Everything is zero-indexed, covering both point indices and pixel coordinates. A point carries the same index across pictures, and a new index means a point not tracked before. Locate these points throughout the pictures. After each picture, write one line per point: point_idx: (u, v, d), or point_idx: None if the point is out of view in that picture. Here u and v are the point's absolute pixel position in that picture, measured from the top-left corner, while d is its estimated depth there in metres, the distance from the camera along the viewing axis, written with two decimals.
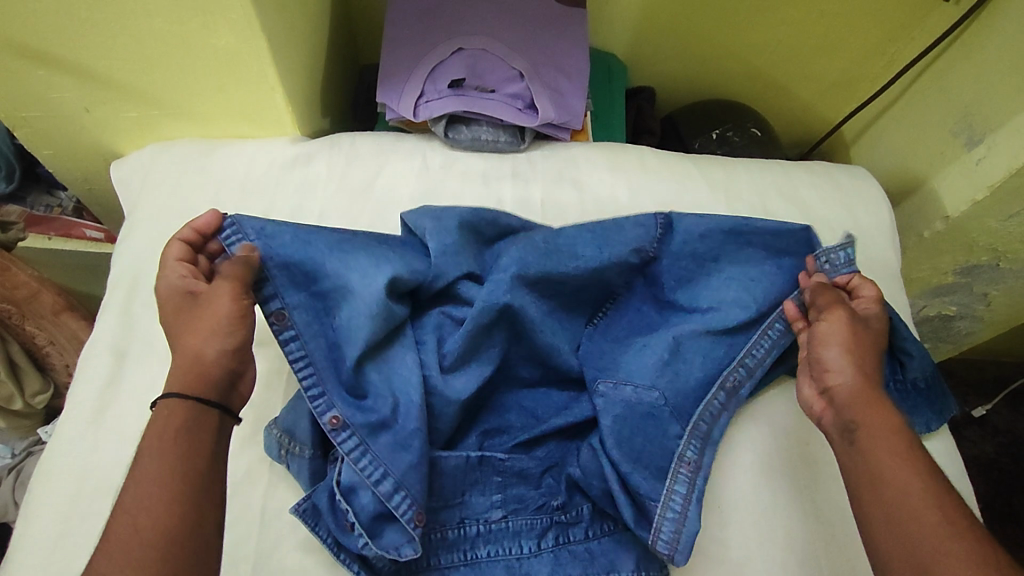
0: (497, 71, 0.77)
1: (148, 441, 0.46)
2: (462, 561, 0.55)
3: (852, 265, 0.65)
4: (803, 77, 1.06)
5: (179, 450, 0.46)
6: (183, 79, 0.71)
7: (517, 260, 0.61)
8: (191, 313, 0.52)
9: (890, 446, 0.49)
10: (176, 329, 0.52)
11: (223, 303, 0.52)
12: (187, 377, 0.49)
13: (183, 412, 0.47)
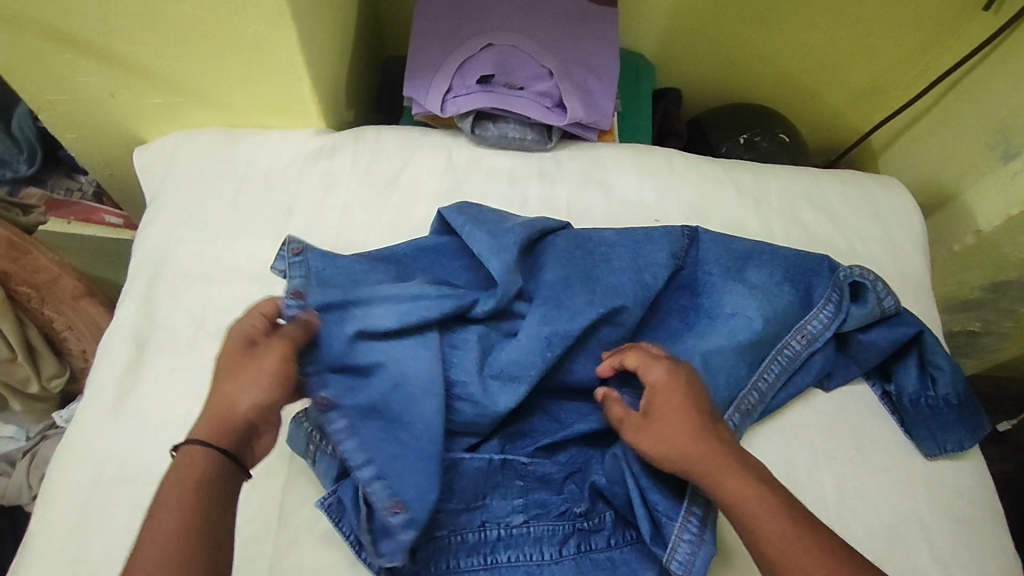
0: (527, 68, 0.75)
1: (166, 489, 0.45)
2: (483, 565, 0.55)
3: (891, 294, 0.65)
4: (834, 83, 1.05)
5: (196, 498, 0.44)
6: (210, 67, 0.71)
7: (563, 276, 0.61)
8: (244, 357, 0.51)
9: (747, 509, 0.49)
10: (222, 370, 0.51)
11: (273, 361, 0.51)
12: (215, 425, 0.48)
13: (203, 461, 0.46)
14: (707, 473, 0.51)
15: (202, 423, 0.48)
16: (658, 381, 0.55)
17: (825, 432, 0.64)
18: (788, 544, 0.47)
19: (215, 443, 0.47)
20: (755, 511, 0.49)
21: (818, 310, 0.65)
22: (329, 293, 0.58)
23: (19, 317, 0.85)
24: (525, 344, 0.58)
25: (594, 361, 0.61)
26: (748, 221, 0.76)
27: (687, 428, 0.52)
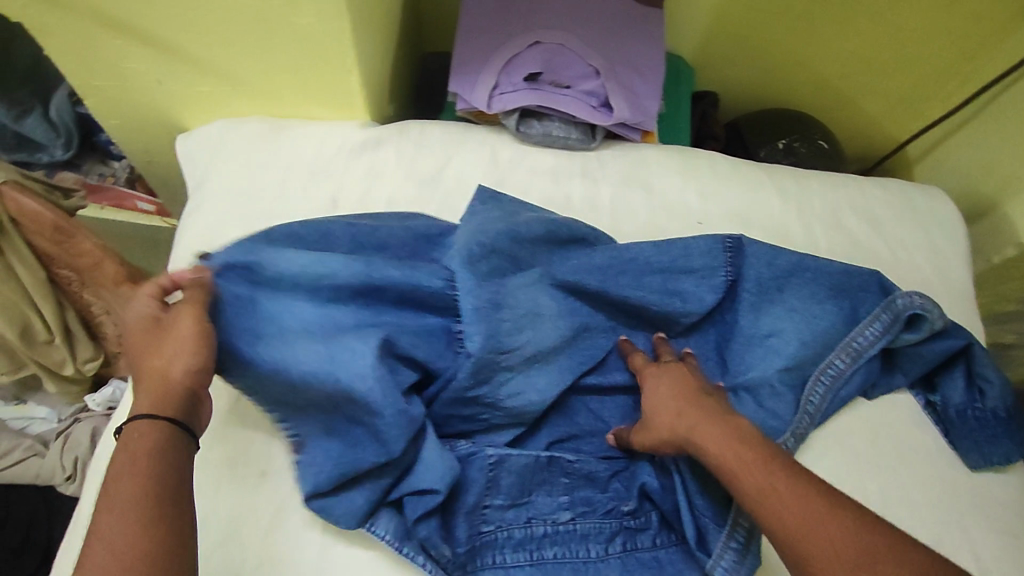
0: (573, 67, 0.75)
1: (118, 468, 0.45)
2: (528, 561, 0.56)
3: (928, 308, 0.63)
4: (873, 91, 1.04)
5: (151, 470, 0.45)
6: (260, 57, 0.71)
7: (584, 274, 0.64)
8: (154, 332, 0.51)
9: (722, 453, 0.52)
10: (137, 354, 0.51)
11: (189, 324, 0.51)
12: (153, 398, 0.48)
13: (150, 433, 0.46)
14: (693, 438, 0.54)
15: (140, 402, 0.48)
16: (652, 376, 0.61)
17: (868, 440, 0.65)
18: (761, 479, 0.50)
19: (157, 413, 0.47)
20: (736, 465, 0.51)
21: (865, 330, 0.65)
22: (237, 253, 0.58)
23: (59, 301, 0.87)
24: (546, 327, 0.61)
25: (612, 371, 0.66)
26: (790, 226, 0.76)
27: (681, 405, 0.57)
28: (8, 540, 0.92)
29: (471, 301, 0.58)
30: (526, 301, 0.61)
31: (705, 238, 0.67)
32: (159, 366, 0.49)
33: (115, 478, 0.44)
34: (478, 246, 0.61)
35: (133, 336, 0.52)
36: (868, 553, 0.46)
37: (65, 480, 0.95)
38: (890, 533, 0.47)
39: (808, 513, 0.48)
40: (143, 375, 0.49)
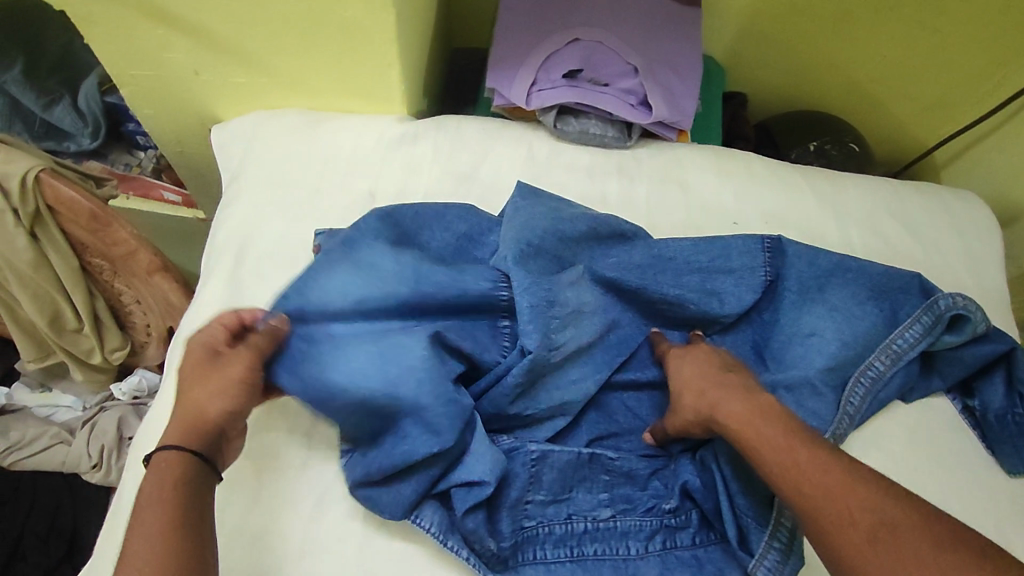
0: (612, 65, 0.75)
1: (150, 486, 0.47)
2: (569, 557, 0.57)
3: (965, 308, 0.64)
4: (902, 94, 1.03)
5: (174, 494, 0.46)
6: (302, 49, 0.71)
7: (623, 269, 0.65)
8: (211, 361, 0.53)
9: (737, 425, 0.55)
10: (190, 376, 0.52)
11: (239, 368, 0.52)
12: (183, 430, 0.50)
13: (179, 459, 0.48)
14: (718, 418, 0.56)
15: (175, 427, 0.50)
16: (678, 355, 0.63)
17: (905, 444, 0.65)
18: (772, 446, 0.53)
19: (185, 444, 0.49)
20: (756, 441, 0.53)
21: (904, 332, 0.65)
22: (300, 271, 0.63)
23: (90, 289, 0.87)
24: (585, 317, 0.62)
25: (642, 365, 0.66)
26: (826, 228, 0.77)
27: (707, 385, 0.59)
28: (34, 527, 0.92)
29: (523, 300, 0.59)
30: (572, 304, 0.61)
31: (742, 237, 0.68)
32: (203, 396, 0.51)
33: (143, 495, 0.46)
34: (534, 247, 0.62)
35: (192, 356, 0.54)
36: (883, 524, 0.47)
37: (90, 468, 0.95)
38: (909, 503, 0.48)
39: (819, 475, 0.50)
40: (185, 401, 0.51)
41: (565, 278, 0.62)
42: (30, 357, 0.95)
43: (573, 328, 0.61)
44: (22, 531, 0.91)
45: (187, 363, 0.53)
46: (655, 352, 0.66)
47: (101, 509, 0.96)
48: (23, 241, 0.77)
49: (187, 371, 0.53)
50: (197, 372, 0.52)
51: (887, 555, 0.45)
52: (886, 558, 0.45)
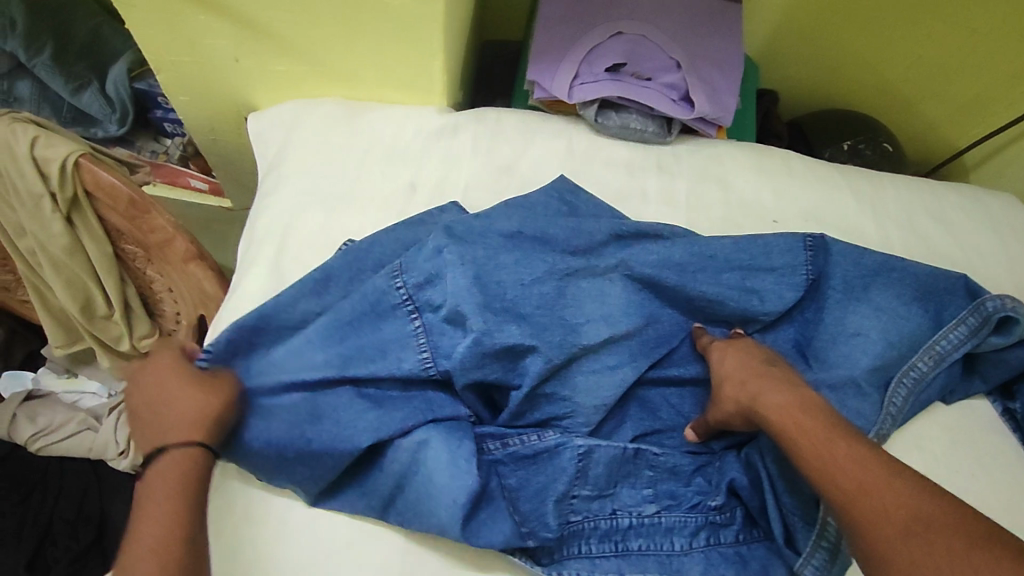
0: (656, 59, 0.74)
1: (152, 483, 0.50)
2: (613, 551, 0.58)
3: (1008, 312, 0.64)
4: (936, 96, 1.03)
5: (176, 491, 0.50)
6: (345, 37, 0.71)
7: (662, 264, 0.65)
8: (181, 370, 0.56)
9: (784, 419, 0.55)
10: (160, 390, 0.55)
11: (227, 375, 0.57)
12: (196, 422, 0.53)
13: (184, 457, 0.51)
14: (759, 408, 0.56)
15: (168, 432, 0.53)
16: (725, 347, 0.63)
17: (945, 445, 0.65)
18: (817, 440, 0.52)
19: (189, 440, 0.52)
20: (798, 434, 0.53)
21: (948, 333, 0.66)
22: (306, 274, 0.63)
23: (121, 276, 0.87)
24: (615, 302, 0.62)
25: (684, 362, 0.66)
26: (866, 227, 0.76)
27: (745, 377, 0.59)
28: (62, 512, 0.92)
29: (460, 301, 0.58)
30: (592, 298, 0.62)
31: (785, 236, 0.68)
32: (194, 399, 0.54)
33: (145, 492, 0.50)
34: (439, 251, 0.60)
35: (148, 377, 0.56)
36: (918, 520, 0.47)
37: (118, 455, 0.95)
38: (947, 503, 0.47)
39: (865, 477, 0.49)
40: (173, 408, 0.54)
41: (583, 274, 0.63)
42: (58, 343, 0.95)
43: (599, 319, 0.61)
44: (51, 516, 0.92)
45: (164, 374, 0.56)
46: (697, 346, 0.66)
47: (128, 493, 0.96)
48: (59, 227, 0.76)
49: (148, 389, 0.55)
50: (173, 381, 0.55)
51: (928, 551, 0.45)
52: (929, 556, 0.45)
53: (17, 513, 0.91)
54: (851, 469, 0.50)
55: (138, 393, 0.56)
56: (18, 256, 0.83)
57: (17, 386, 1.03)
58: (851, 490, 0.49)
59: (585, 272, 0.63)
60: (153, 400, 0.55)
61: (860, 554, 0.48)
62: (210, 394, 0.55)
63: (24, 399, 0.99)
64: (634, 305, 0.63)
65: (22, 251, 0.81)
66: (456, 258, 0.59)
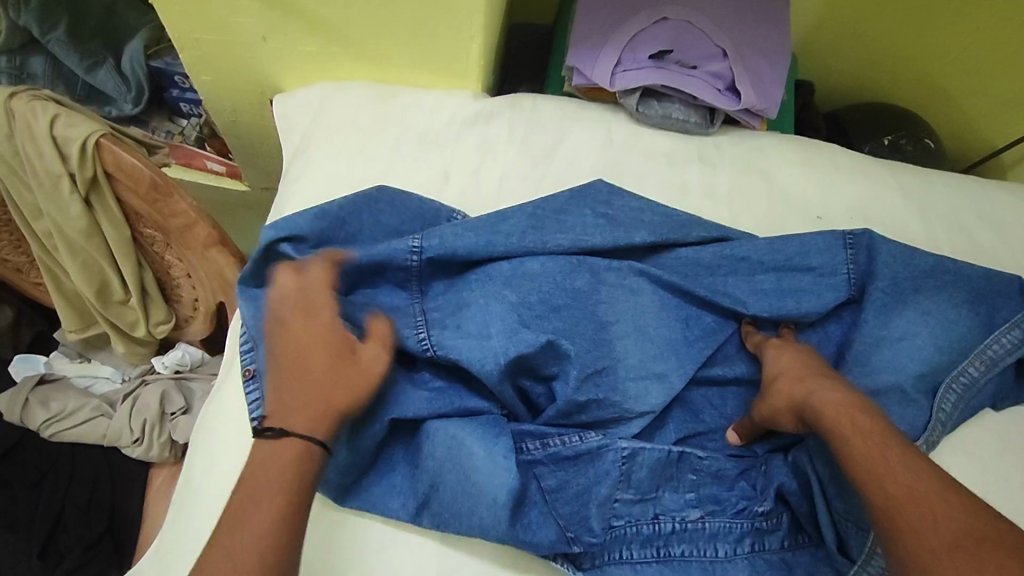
0: (701, 47, 0.71)
1: (261, 460, 0.47)
2: (654, 557, 0.56)
3: None
4: (978, 91, 1.00)
5: (285, 481, 0.46)
6: (381, 17, 0.68)
7: (682, 260, 0.65)
8: (331, 342, 0.54)
9: (835, 416, 0.52)
10: (302, 353, 0.53)
11: (372, 374, 0.54)
12: (316, 413, 0.50)
13: (301, 447, 0.48)
14: (811, 410, 0.54)
15: (294, 411, 0.50)
16: (778, 347, 0.60)
17: (995, 452, 0.63)
18: (866, 437, 0.50)
19: (309, 429, 0.49)
20: (854, 439, 0.50)
21: (1003, 335, 0.63)
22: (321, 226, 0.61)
23: (139, 261, 0.84)
24: (648, 302, 0.62)
25: (729, 361, 0.64)
26: (913, 225, 0.74)
27: (795, 381, 0.56)
28: (75, 497, 0.90)
29: (507, 295, 0.59)
30: (623, 298, 0.61)
31: (823, 234, 0.66)
32: (329, 383, 0.52)
33: (255, 469, 0.47)
34: (475, 243, 0.61)
35: (301, 335, 0.54)
36: (969, 535, 0.44)
37: (132, 442, 0.92)
38: (997, 522, 0.44)
39: (915, 482, 0.47)
40: (309, 383, 0.51)
41: (611, 273, 0.62)
42: (71, 327, 0.92)
43: (629, 322, 0.60)
44: (63, 502, 0.89)
45: (321, 354, 0.53)
46: (746, 345, 0.64)
47: (140, 483, 0.94)
48: (77, 209, 0.74)
49: (296, 352, 0.53)
50: (315, 354, 0.53)
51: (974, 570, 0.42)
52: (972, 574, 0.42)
53: (29, 498, 0.89)
54: (900, 470, 0.48)
55: (282, 344, 0.54)
56: (34, 238, 0.80)
57: (28, 371, 0.99)
58: (898, 491, 0.47)
59: (609, 269, 0.62)
60: (294, 372, 0.52)
61: (895, 562, 0.45)
62: (347, 388, 0.52)
63: (37, 383, 0.97)
64: (662, 311, 0.62)
65: (37, 232, 0.79)
66: (491, 248, 0.61)
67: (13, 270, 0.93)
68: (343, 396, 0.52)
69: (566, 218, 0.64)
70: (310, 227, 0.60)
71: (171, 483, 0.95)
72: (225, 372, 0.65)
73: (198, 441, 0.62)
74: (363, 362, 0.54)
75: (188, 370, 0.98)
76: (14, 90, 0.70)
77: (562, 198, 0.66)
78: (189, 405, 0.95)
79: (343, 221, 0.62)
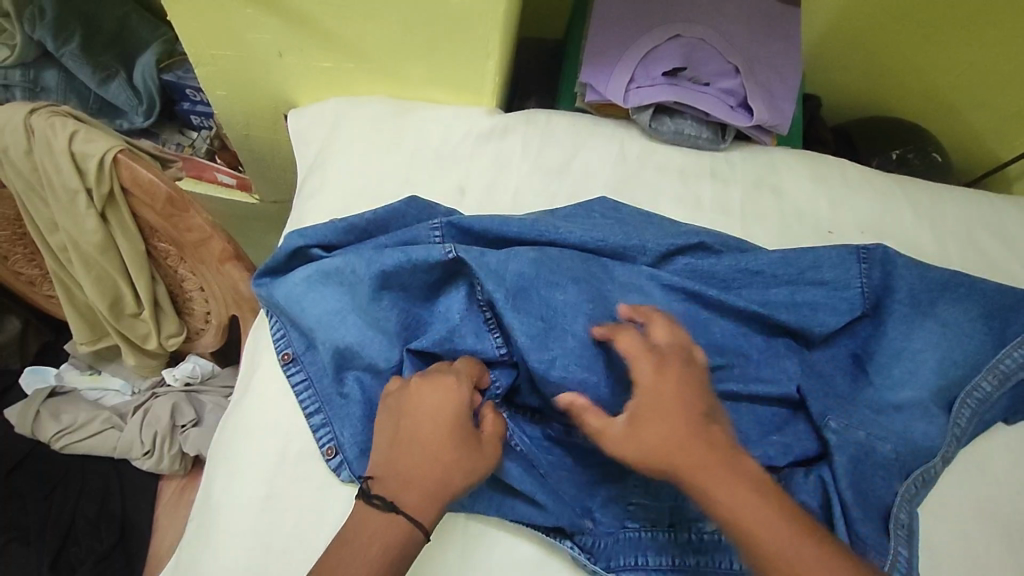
0: (713, 64, 0.72)
1: (367, 531, 0.49)
2: (669, 564, 0.56)
3: None
4: (985, 105, 1.01)
5: (386, 559, 0.48)
6: (397, 33, 0.69)
7: (690, 268, 0.65)
8: (460, 425, 0.53)
9: (734, 493, 0.47)
10: (423, 426, 0.52)
11: (492, 455, 0.53)
12: (427, 496, 0.50)
13: (406, 530, 0.49)
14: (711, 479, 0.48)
15: (407, 489, 0.50)
16: (645, 379, 0.52)
17: (1010, 467, 0.63)
18: (764, 520, 0.46)
19: (416, 513, 0.49)
20: (750, 521, 0.46)
21: (1017, 349, 0.64)
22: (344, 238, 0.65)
23: (153, 274, 0.84)
24: (661, 314, 0.62)
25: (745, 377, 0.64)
26: (924, 240, 0.74)
27: (639, 439, 0.49)
28: (85, 509, 0.91)
29: (511, 267, 0.60)
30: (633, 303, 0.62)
31: (836, 248, 0.67)
32: (447, 463, 0.51)
33: (358, 537, 0.49)
34: (488, 225, 0.63)
35: (422, 409, 0.53)
36: None
37: (142, 455, 0.92)
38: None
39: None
40: (430, 462, 0.51)
41: (623, 279, 0.63)
42: (82, 339, 0.92)
43: None
44: (73, 514, 0.90)
45: (443, 435, 0.52)
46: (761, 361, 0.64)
47: (150, 495, 0.93)
48: (94, 223, 0.74)
49: (412, 428, 0.53)
50: (440, 432, 0.52)
51: None
52: None
53: (40, 510, 0.90)
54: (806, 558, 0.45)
55: (412, 411, 0.53)
56: (48, 251, 0.80)
57: (38, 382, 1.00)
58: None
59: (617, 277, 0.63)
60: (411, 450, 0.52)
61: None
62: (462, 475, 0.51)
63: (48, 395, 0.97)
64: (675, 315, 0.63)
65: (52, 246, 0.79)
66: (505, 229, 0.63)
67: (25, 283, 0.93)
68: (459, 479, 0.51)
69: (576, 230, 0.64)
70: (336, 240, 0.64)
71: (181, 496, 0.94)
72: (239, 393, 0.65)
73: (216, 455, 0.62)
74: (485, 444, 0.53)
75: (198, 382, 0.97)
76: (34, 106, 0.71)
77: (581, 216, 0.67)
78: (200, 417, 0.94)
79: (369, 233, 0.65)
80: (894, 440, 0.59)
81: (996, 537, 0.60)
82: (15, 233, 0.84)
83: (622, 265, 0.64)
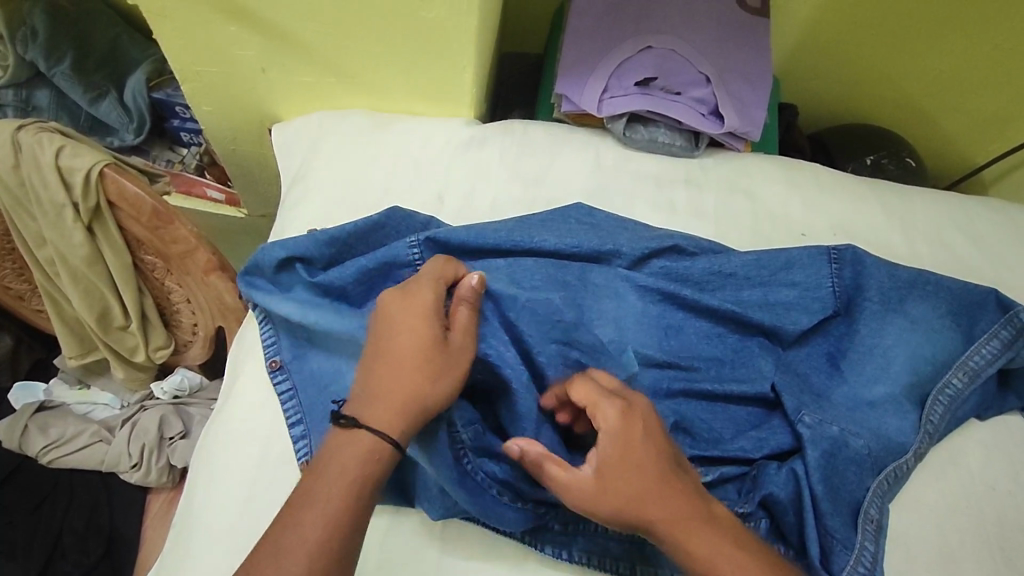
0: (685, 74, 0.75)
1: (333, 447, 0.47)
2: (633, 545, 0.57)
3: None
4: (956, 111, 1.03)
5: (350, 475, 0.46)
6: (377, 48, 0.71)
7: (664, 269, 0.66)
8: (426, 328, 0.51)
9: (704, 538, 0.47)
10: (395, 334, 0.51)
11: (464, 354, 0.52)
12: (401, 404, 0.48)
13: (375, 444, 0.47)
14: (687, 534, 0.47)
15: (370, 401, 0.49)
16: (611, 430, 0.49)
17: (982, 460, 0.64)
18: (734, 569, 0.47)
19: (385, 426, 0.47)
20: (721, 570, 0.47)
21: (984, 346, 0.65)
22: (326, 254, 0.65)
23: (139, 287, 0.85)
24: (643, 323, 0.63)
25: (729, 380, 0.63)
26: (895, 241, 0.76)
27: (610, 495, 0.48)
28: (72, 523, 0.91)
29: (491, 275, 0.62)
30: (608, 298, 0.64)
31: (807, 249, 0.68)
32: (416, 379, 0.49)
33: (320, 463, 0.47)
34: (465, 235, 0.64)
35: (392, 315, 0.52)
36: None
37: (130, 468, 0.92)
38: None
39: None
40: (393, 371, 0.49)
41: (600, 280, 0.65)
42: (71, 353, 0.93)
43: (610, 320, 0.63)
44: (60, 529, 0.90)
45: (412, 338, 0.51)
46: (739, 361, 0.65)
47: (138, 508, 0.94)
48: (80, 237, 0.75)
49: (384, 336, 0.51)
50: (410, 335, 0.51)
51: None
52: None
53: (28, 524, 0.90)
54: None
55: (379, 324, 0.53)
56: (36, 266, 0.81)
57: (28, 398, 1.00)
58: None
59: (594, 277, 0.65)
60: (381, 356, 0.51)
61: None
62: (434, 379, 0.50)
63: (36, 410, 0.97)
64: (650, 315, 0.64)
65: (40, 261, 0.80)
66: (481, 239, 0.65)
67: (15, 298, 0.94)
68: (432, 382, 0.49)
69: (550, 238, 0.65)
70: (317, 252, 0.64)
71: (168, 508, 0.95)
72: (222, 398, 0.65)
73: (197, 463, 0.63)
74: (454, 342, 0.52)
75: (186, 395, 0.98)
76: (22, 123, 0.73)
77: (561, 219, 0.69)
78: (187, 430, 0.95)
79: (353, 244, 0.66)
80: (866, 437, 0.60)
81: (970, 530, 0.60)
82: (4, 248, 0.86)
83: (601, 266, 0.65)
